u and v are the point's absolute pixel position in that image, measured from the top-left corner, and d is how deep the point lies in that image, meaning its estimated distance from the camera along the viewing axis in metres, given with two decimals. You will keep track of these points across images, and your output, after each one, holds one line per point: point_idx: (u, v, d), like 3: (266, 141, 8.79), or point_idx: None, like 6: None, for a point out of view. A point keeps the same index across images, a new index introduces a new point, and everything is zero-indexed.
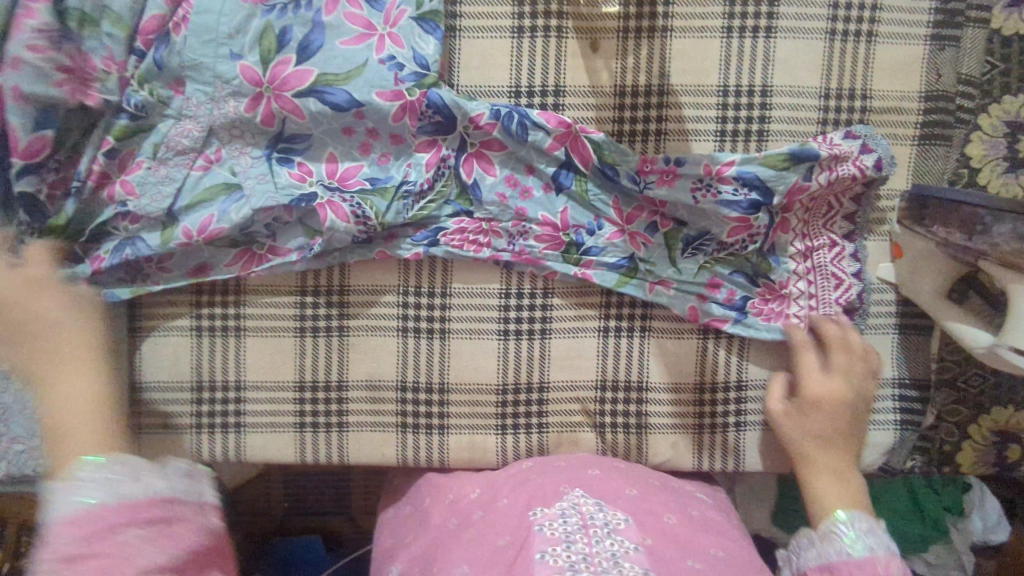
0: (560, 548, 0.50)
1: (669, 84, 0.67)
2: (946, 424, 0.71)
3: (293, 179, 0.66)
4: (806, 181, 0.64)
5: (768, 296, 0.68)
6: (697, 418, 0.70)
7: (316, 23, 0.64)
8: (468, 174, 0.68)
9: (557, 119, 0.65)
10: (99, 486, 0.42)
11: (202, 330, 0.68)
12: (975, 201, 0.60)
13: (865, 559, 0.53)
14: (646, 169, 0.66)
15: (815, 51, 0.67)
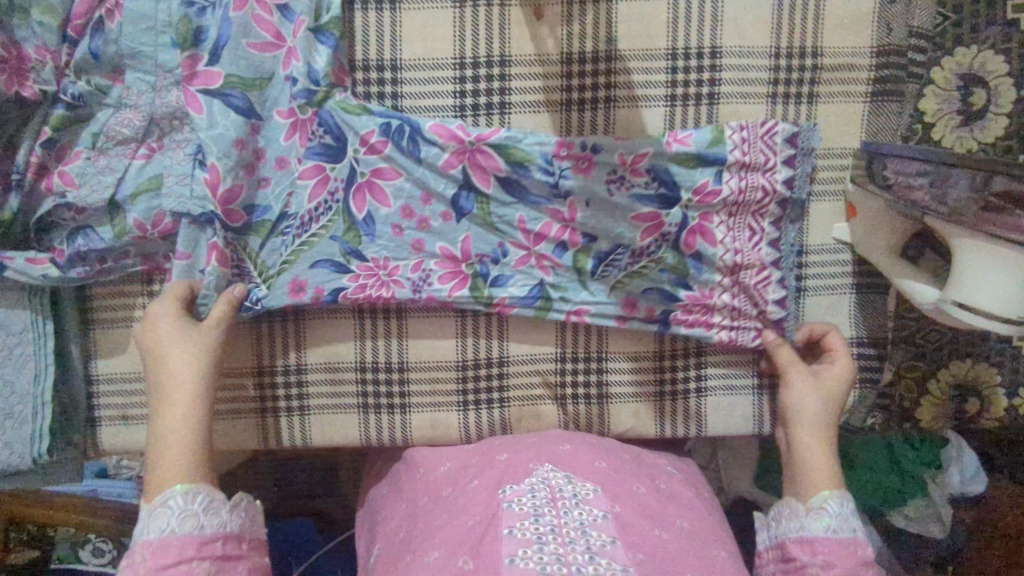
0: (529, 522, 0.51)
1: (617, 50, 0.66)
2: (904, 380, 0.72)
3: (206, 185, 0.63)
4: (715, 184, 0.65)
5: (692, 305, 0.67)
6: (658, 385, 0.71)
7: (227, 21, 0.62)
8: (359, 208, 0.66)
9: (450, 134, 0.64)
10: (178, 519, 0.54)
11: None
12: (918, 155, 0.60)
13: (848, 538, 0.59)
14: (562, 154, 0.64)
15: (764, 8, 0.66)
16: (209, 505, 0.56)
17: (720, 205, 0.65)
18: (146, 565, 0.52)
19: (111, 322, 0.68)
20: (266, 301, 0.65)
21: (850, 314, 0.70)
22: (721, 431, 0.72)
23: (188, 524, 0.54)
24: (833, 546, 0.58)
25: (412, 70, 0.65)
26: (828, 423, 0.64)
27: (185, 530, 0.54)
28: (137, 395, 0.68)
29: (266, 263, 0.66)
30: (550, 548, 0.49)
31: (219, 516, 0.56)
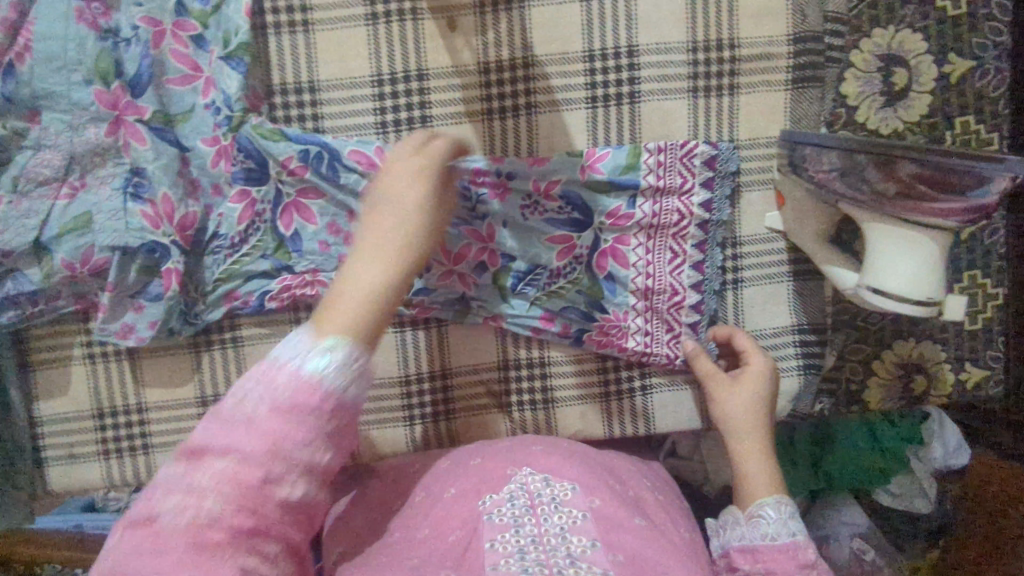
0: (510, 535, 0.53)
1: (534, 55, 0.66)
2: (850, 363, 0.73)
3: (146, 221, 0.64)
4: (628, 208, 0.66)
5: (610, 325, 0.68)
6: (602, 386, 0.71)
7: (145, 57, 0.63)
8: (286, 226, 0.67)
9: (369, 160, 0.64)
10: (340, 361, 0.46)
11: (95, 356, 0.68)
12: (820, 141, 0.60)
13: (786, 544, 0.58)
14: (478, 180, 0.66)
15: (678, 4, 0.66)
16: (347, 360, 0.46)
17: (635, 227, 0.66)
18: (281, 391, 0.45)
19: (52, 364, 0.68)
20: (206, 316, 0.67)
21: (789, 301, 0.70)
22: (670, 427, 0.72)
23: (321, 375, 0.45)
24: (774, 556, 0.58)
25: (330, 91, 0.66)
26: (757, 411, 0.65)
27: (325, 378, 0.45)
28: (82, 432, 0.69)
29: (205, 281, 0.67)
30: (531, 557, 0.51)
31: (348, 373, 0.46)
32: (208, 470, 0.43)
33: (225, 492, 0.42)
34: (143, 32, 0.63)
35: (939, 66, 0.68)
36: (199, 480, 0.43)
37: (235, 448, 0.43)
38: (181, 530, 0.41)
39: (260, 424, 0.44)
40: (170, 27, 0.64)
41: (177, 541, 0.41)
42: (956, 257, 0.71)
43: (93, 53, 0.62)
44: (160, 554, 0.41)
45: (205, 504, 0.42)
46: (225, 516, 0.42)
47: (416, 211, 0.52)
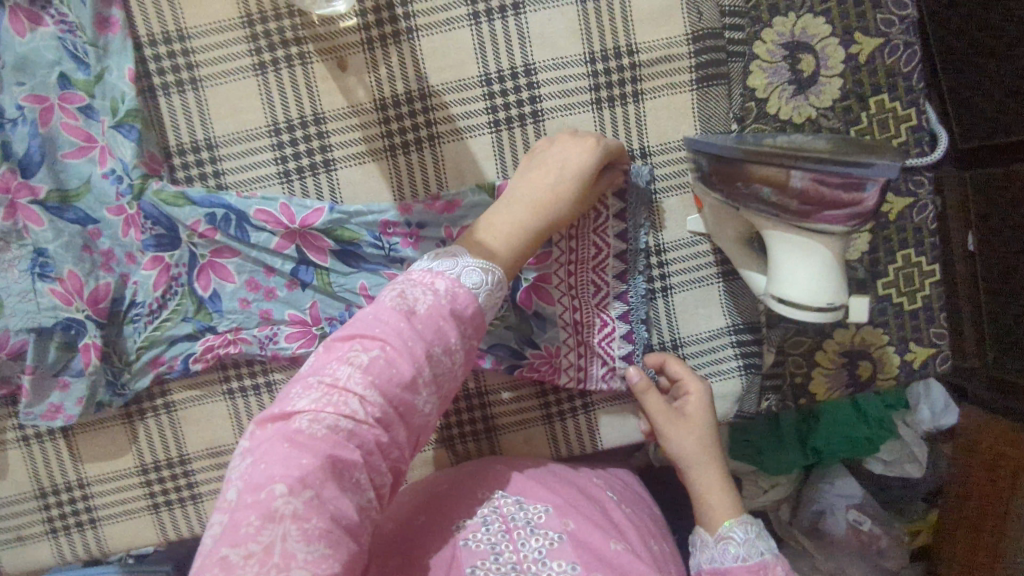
0: (490, 561, 0.53)
1: (429, 85, 0.65)
2: (793, 357, 0.72)
3: (57, 299, 0.63)
4: (545, 247, 0.65)
5: (540, 362, 0.67)
6: (543, 409, 0.70)
7: (32, 136, 0.62)
8: (205, 287, 0.66)
9: (279, 218, 0.63)
10: (480, 277, 0.50)
11: (30, 438, 0.68)
12: (714, 150, 0.57)
13: (756, 564, 0.56)
14: (390, 231, 0.64)
15: (569, 17, 0.64)
16: (490, 276, 0.51)
17: (554, 265, 0.66)
18: (441, 303, 0.47)
19: None
20: (132, 385, 0.66)
21: (721, 302, 0.68)
22: (619, 442, 0.71)
23: (470, 286, 0.49)
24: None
25: (228, 146, 0.65)
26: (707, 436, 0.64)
27: (473, 292, 0.49)
28: (29, 514, 0.69)
29: (127, 350, 0.67)
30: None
31: (489, 289, 0.50)
32: (347, 371, 0.44)
33: (370, 398, 0.43)
34: (28, 111, 0.62)
35: (845, 47, 0.66)
36: (340, 380, 0.43)
37: (382, 345, 0.45)
38: (323, 436, 0.41)
39: (413, 324, 0.46)
40: (55, 101, 0.63)
41: (320, 447, 0.41)
42: (887, 238, 0.70)
43: None
44: (296, 453, 0.40)
45: (346, 407, 0.42)
46: (363, 424, 0.42)
47: (545, 172, 0.59)
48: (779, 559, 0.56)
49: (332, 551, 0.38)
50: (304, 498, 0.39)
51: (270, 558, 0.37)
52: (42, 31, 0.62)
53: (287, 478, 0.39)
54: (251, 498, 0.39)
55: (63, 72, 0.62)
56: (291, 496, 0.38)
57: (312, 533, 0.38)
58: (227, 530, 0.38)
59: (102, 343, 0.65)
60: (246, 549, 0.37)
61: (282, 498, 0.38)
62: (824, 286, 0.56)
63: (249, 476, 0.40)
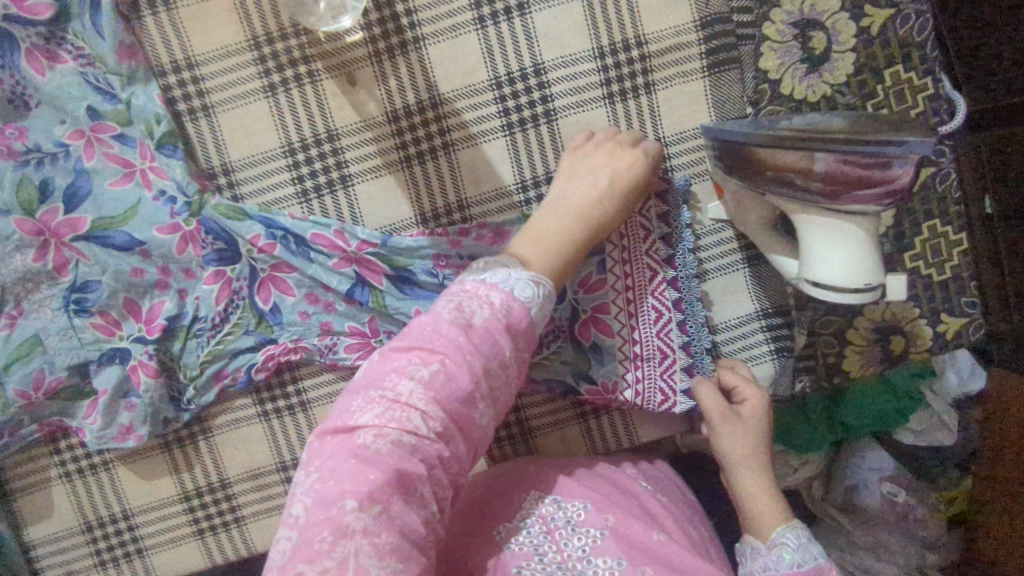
0: (535, 562, 0.53)
1: (441, 93, 0.64)
2: (823, 337, 0.71)
3: (99, 333, 0.65)
4: (600, 273, 0.66)
5: (595, 395, 0.67)
6: (578, 409, 0.70)
7: (78, 171, 0.62)
8: (265, 299, 0.66)
9: (336, 242, 0.64)
10: (528, 283, 0.49)
11: (72, 473, 0.68)
12: (738, 139, 0.56)
13: (813, 569, 0.55)
14: (442, 264, 0.64)
15: (575, 13, 0.64)
16: (537, 283, 0.50)
17: (610, 292, 0.66)
18: (496, 316, 0.47)
19: (32, 488, 0.68)
20: (197, 401, 0.66)
21: (747, 288, 0.68)
22: (656, 435, 0.71)
23: (522, 291, 0.49)
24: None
25: (245, 170, 0.65)
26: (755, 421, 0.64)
27: (525, 300, 0.49)
28: (76, 549, 0.69)
29: (190, 364, 0.66)
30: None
31: (539, 295, 0.50)
32: (409, 387, 0.43)
33: (432, 413, 0.43)
34: (73, 148, 0.62)
35: (856, 21, 0.66)
36: (402, 396, 0.43)
37: (440, 357, 0.44)
38: (387, 452, 0.41)
39: (474, 339, 0.45)
40: (89, 133, 0.62)
41: (386, 463, 0.41)
42: (910, 211, 0.69)
43: (17, 181, 0.61)
44: (364, 468, 0.41)
45: (409, 422, 0.42)
46: (426, 438, 0.42)
47: (587, 187, 0.61)
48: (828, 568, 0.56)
49: (405, 566, 0.39)
50: (373, 514, 0.39)
51: (344, 574, 0.37)
52: (62, 68, 0.61)
53: (357, 494, 0.40)
54: (323, 513, 0.40)
55: (91, 105, 0.62)
56: (361, 513, 0.39)
57: (383, 549, 0.39)
58: (301, 545, 0.39)
59: (158, 362, 0.65)
60: (321, 565, 0.38)
61: (353, 514, 0.39)
62: (862, 266, 0.56)
63: (318, 492, 0.41)
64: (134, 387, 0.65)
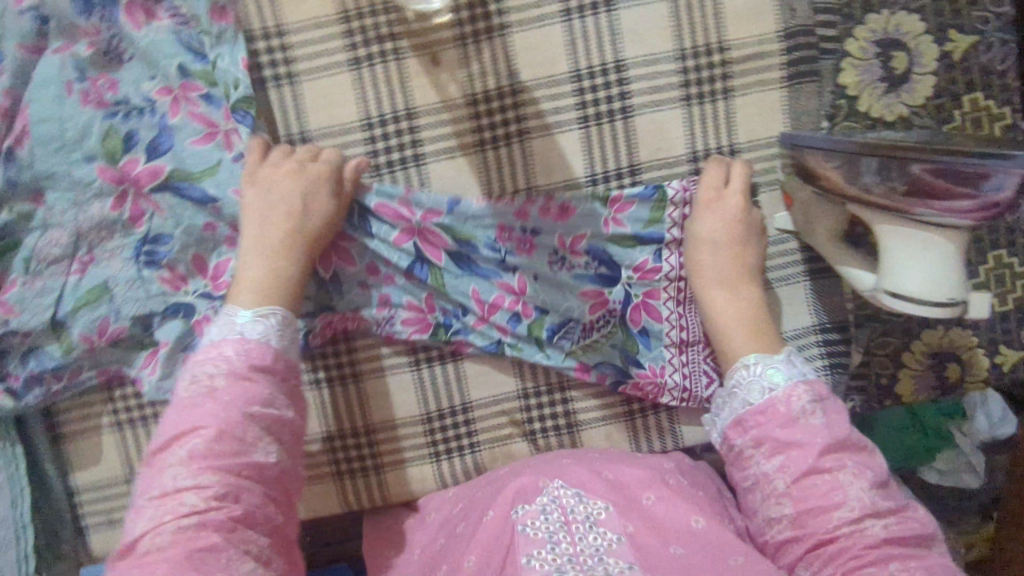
0: (547, 550, 0.52)
1: (520, 81, 0.65)
2: (878, 357, 0.70)
3: (165, 285, 0.66)
4: (656, 261, 0.65)
5: (644, 382, 0.67)
6: (626, 405, 0.70)
7: (162, 126, 0.64)
8: (327, 269, 0.66)
9: (398, 214, 0.65)
10: (254, 323, 0.57)
11: (123, 423, 0.69)
12: (822, 145, 0.56)
13: (763, 404, 0.55)
14: (505, 237, 0.65)
15: (661, 14, 0.64)
16: (278, 322, 0.58)
17: (665, 281, 0.66)
18: (235, 361, 0.54)
19: (82, 433, 0.69)
20: None
21: (807, 302, 0.68)
22: (697, 440, 0.71)
23: (256, 330, 0.57)
24: (765, 413, 0.55)
25: (323, 139, 0.66)
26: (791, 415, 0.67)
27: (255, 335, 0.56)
28: (118, 499, 0.70)
29: None
30: (571, 574, 0.49)
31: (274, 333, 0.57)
32: (175, 475, 0.49)
33: (202, 483, 0.48)
34: (160, 103, 0.64)
35: (939, 45, 0.65)
36: (168, 486, 0.48)
37: (204, 429, 0.51)
38: (177, 537, 0.46)
39: (202, 411, 0.52)
40: (178, 90, 0.64)
41: (167, 554, 0.45)
42: (978, 239, 0.68)
43: (105, 130, 0.63)
44: (154, 562, 0.45)
45: (184, 503, 0.47)
46: (208, 508, 0.47)
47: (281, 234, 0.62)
48: (807, 386, 0.55)
49: None
50: None
51: None
52: (156, 25, 0.63)
53: None
54: None
55: (181, 63, 0.63)
56: None
57: None
58: None
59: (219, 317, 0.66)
60: None
61: None
62: (945, 281, 0.56)
63: None
64: (195, 341, 0.66)
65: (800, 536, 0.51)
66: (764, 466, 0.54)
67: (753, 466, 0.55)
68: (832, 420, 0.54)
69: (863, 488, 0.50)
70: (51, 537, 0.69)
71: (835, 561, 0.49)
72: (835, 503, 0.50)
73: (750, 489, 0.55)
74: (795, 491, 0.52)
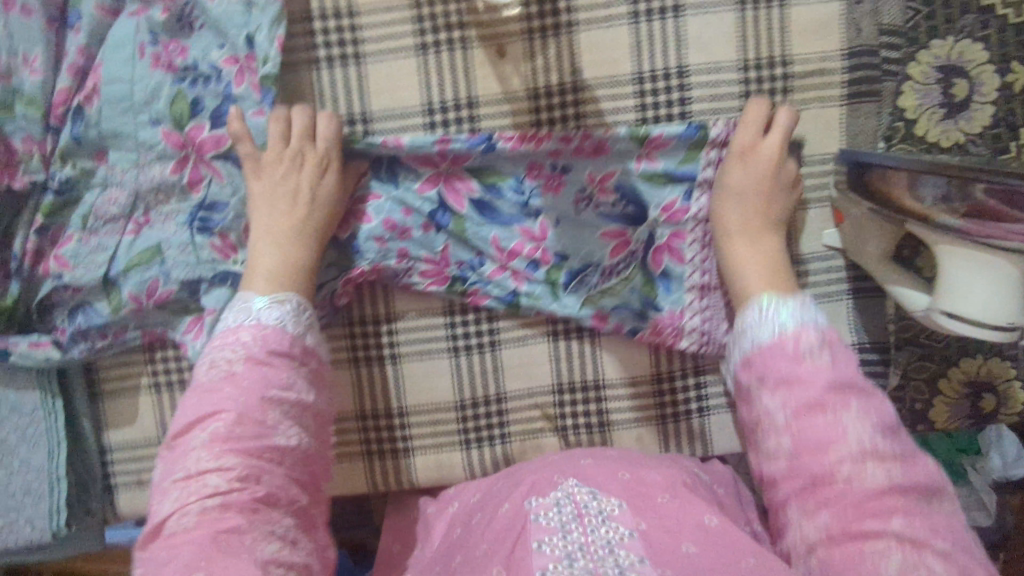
0: (558, 538, 0.51)
1: (583, 79, 0.66)
2: (914, 382, 0.71)
3: (215, 252, 0.66)
4: (685, 201, 0.65)
5: (663, 325, 0.67)
6: (659, 409, 0.70)
7: (227, 95, 0.64)
8: (345, 232, 0.67)
9: (426, 162, 0.66)
10: (270, 308, 0.58)
11: (162, 386, 0.70)
12: (887, 163, 0.58)
13: (772, 342, 0.55)
14: (534, 175, 0.66)
15: (728, 23, 0.65)
16: (292, 307, 0.59)
17: (690, 222, 0.65)
18: (254, 346, 0.56)
19: (120, 393, 0.70)
20: None
21: (847, 320, 0.69)
22: (727, 449, 0.71)
23: (271, 315, 0.58)
24: (773, 350, 0.55)
25: (383, 121, 0.67)
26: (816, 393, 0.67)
27: (272, 320, 0.58)
28: (149, 461, 0.71)
29: None
30: (580, 565, 0.48)
31: (290, 316, 0.59)
32: (199, 458, 0.51)
33: (225, 465, 0.50)
34: (225, 72, 0.64)
35: (1002, 75, 0.64)
36: (194, 468, 0.51)
37: (225, 412, 0.53)
38: (200, 518, 0.48)
39: (219, 396, 0.54)
40: (243, 61, 0.64)
41: (194, 533, 0.47)
42: None
43: (173, 95, 0.63)
44: (180, 543, 0.47)
45: (208, 485, 0.49)
46: (231, 490, 0.49)
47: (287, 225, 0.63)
48: (818, 331, 0.54)
49: None
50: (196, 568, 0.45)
51: None
52: None
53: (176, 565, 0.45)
54: None
55: (250, 34, 0.63)
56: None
57: None
58: None
59: None
60: None
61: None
62: (999, 307, 0.56)
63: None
64: None
65: (796, 472, 0.51)
66: (770, 403, 0.54)
67: (759, 403, 0.55)
68: (839, 362, 0.53)
69: (865, 428, 0.50)
70: (82, 493, 0.70)
71: (832, 505, 0.48)
72: (833, 441, 0.50)
73: (756, 428, 0.55)
74: (795, 426, 0.52)
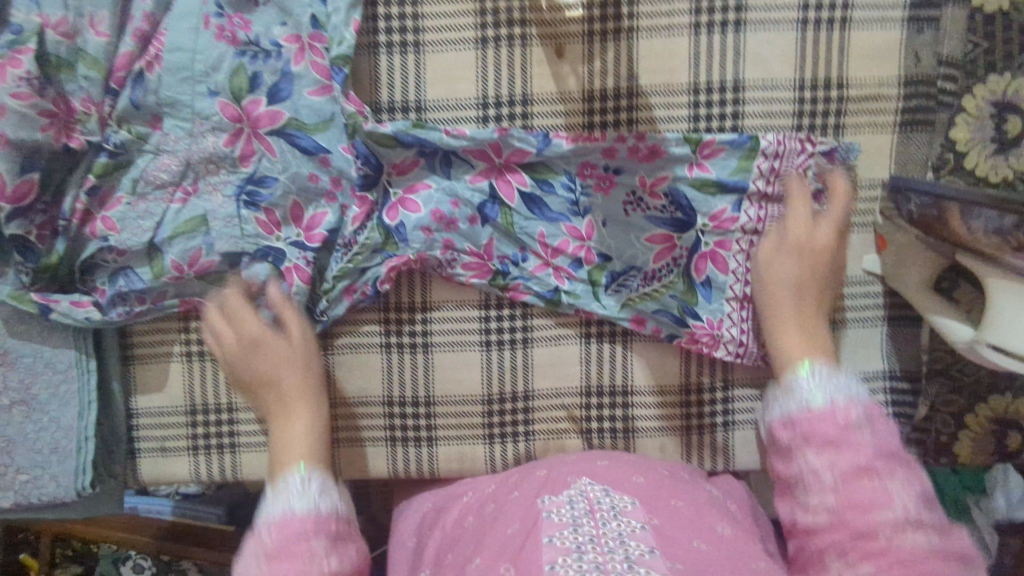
0: (568, 531, 0.50)
1: (638, 85, 0.66)
2: (942, 415, 0.71)
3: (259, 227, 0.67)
4: (734, 212, 0.65)
5: (701, 333, 0.67)
6: (685, 419, 0.71)
7: (284, 72, 0.65)
8: (393, 218, 0.67)
9: (481, 154, 0.66)
10: (284, 494, 0.54)
11: (193, 355, 0.70)
12: (927, 189, 0.59)
13: (823, 410, 0.51)
14: (587, 174, 0.66)
15: (788, 42, 0.65)
16: (304, 483, 0.55)
17: (739, 232, 0.65)
18: (272, 536, 0.52)
19: (152, 359, 0.70)
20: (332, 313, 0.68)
21: (881, 346, 0.69)
22: (748, 466, 0.71)
23: (288, 498, 0.54)
24: (822, 417, 0.51)
25: (436, 111, 0.67)
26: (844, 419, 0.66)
27: (288, 505, 0.54)
28: (175, 428, 0.71)
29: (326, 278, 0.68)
30: (590, 557, 0.47)
31: (305, 489, 0.55)
32: None
33: None
34: (286, 49, 0.65)
35: None
36: None
37: None
38: None
39: None
40: (306, 39, 0.65)
41: None
42: None
43: (233, 67, 0.64)
44: None
45: None
46: None
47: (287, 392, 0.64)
48: (865, 404, 0.51)
49: None
50: None
51: None
52: None
53: None
54: None
55: (315, 14, 0.65)
56: None
57: None
58: None
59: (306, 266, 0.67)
60: None
61: None
62: None
63: None
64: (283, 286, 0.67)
65: (838, 526, 0.47)
66: (811, 460, 0.50)
67: (801, 461, 0.51)
68: (882, 434, 0.49)
69: (909, 496, 0.46)
70: (106, 454, 0.71)
71: (877, 557, 0.44)
72: (880, 503, 0.46)
73: (794, 480, 0.51)
74: (841, 489, 0.48)
